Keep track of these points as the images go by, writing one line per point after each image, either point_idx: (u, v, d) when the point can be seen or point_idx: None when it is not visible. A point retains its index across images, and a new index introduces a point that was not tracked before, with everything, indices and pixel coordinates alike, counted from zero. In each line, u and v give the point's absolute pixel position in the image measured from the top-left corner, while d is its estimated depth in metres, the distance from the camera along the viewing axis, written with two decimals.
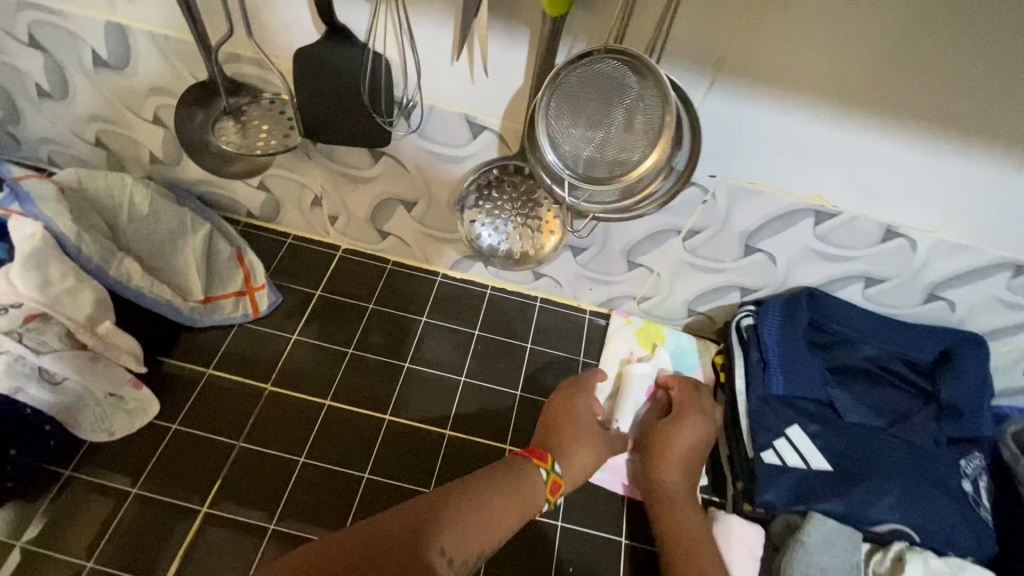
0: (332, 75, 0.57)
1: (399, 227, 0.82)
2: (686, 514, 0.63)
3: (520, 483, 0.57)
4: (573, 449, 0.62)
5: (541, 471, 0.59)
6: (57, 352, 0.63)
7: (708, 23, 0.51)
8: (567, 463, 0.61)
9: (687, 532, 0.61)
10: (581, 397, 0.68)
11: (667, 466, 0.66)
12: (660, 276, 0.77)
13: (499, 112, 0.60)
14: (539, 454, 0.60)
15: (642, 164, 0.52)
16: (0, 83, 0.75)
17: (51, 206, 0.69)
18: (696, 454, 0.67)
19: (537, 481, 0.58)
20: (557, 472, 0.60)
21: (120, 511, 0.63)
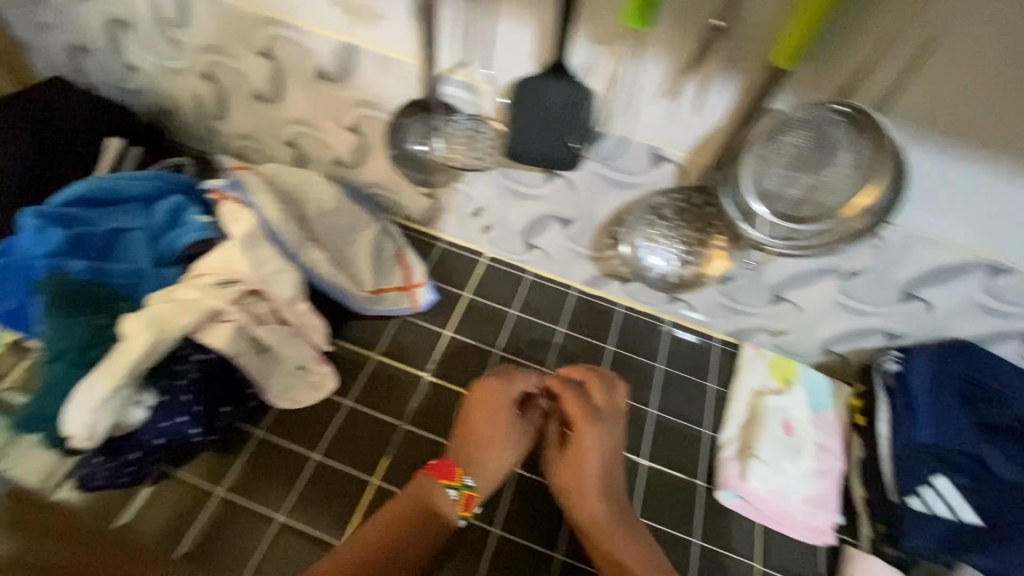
0: (544, 103, 0.62)
1: (548, 241, 0.87)
2: (599, 516, 0.66)
3: (422, 491, 0.63)
4: (483, 452, 0.68)
5: (450, 489, 0.64)
6: (266, 327, 0.71)
7: (938, 82, 0.52)
8: (475, 472, 0.67)
9: (620, 529, 0.65)
10: (501, 390, 0.71)
11: (576, 483, 0.67)
12: (802, 312, 0.79)
13: (684, 145, 0.63)
14: (443, 468, 0.65)
15: (853, 203, 0.55)
16: (219, 84, 0.85)
17: (259, 195, 0.76)
18: (601, 463, 0.67)
19: (448, 497, 0.64)
20: (469, 484, 0.65)
21: (305, 472, 0.71)
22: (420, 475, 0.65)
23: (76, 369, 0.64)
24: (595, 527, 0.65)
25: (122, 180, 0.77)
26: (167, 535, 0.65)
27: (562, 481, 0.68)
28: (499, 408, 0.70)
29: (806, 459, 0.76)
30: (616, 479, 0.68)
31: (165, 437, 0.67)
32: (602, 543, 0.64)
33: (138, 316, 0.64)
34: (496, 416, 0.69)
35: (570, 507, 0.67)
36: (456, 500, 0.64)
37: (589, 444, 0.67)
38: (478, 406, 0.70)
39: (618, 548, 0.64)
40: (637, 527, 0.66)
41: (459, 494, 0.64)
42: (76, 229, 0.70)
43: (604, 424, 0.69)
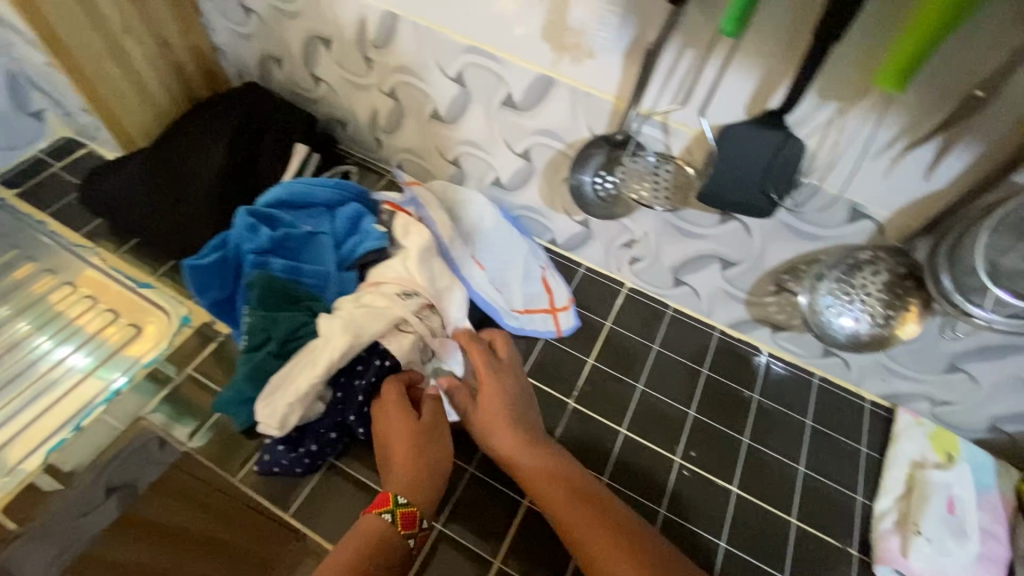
0: (747, 154, 0.62)
1: (700, 280, 0.86)
2: (526, 459, 0.66)
3: (375, 531, 0.59)
4: (417, 462, 0.64)
5: (382, 514, 0.59)
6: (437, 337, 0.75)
7: None
8: (402, 485, 0.62)
9: (547, 472, 0.65)
10: (391, 404, 0.67)
11: (492, 410, 0.68)
12: (981, 387, 0.74)
13: (895, 206, 0.62)
14: (377, 498, 0.60)
15: None
16: (400, 102, 0.90)
17: (435, 211, 0.83)
18: (511, 400, 0.69)
19: (382, 523, 0.59)
20: (402, 500, 0.60)
21: (459, 484, 0.72)
22: (367, 515, 0.59)
23: (273, 358, 0.70)
24: (554, 485, 0.64)
25: (310, 184, 0.82)
26: (335, 524, 0.69)
27: (476, 415, 0.68)
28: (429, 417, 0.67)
29: (972, 543, 0.71)
30: (528, 411, 0.70)
31: (339, 432, 0.70)
32: (549, 492, 0.64)
33: (334, 318, 0.69)
34: (421, 430, 0.66)
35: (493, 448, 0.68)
36: (393, 523, 0.59)
37: (504, 383, 0.70)
38: (384, 414, 0.67)
39: (557, 499, 0.63)
40: (573, 483, 0.65)
41: (394, 516, 0.59)
42: (280, 230, 0.76)
43: (509, 371, 0.71)
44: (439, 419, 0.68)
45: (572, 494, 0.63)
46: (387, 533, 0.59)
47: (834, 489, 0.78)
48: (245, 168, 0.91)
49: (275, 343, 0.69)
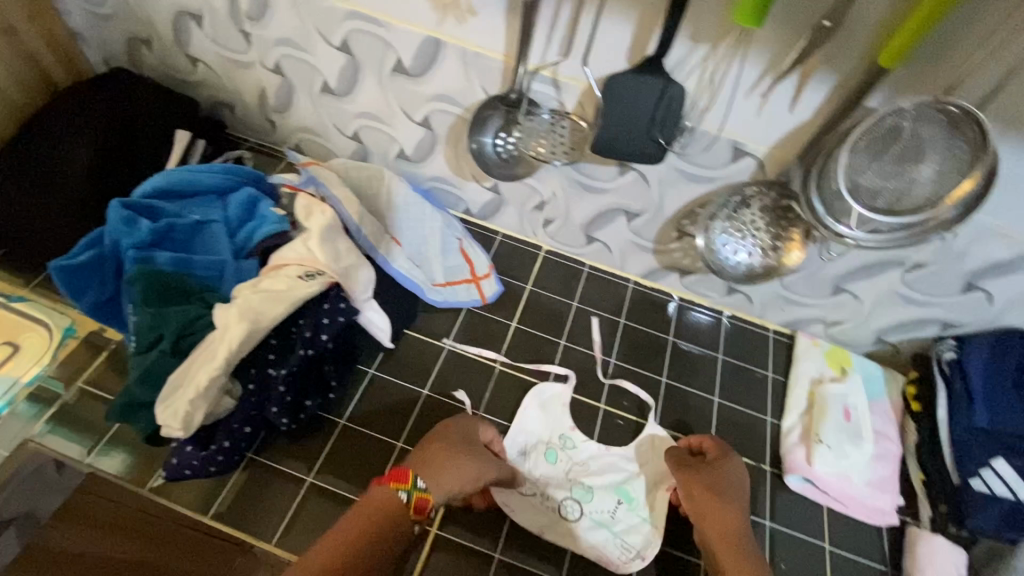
0: (632, 101, 0.64)
1: (610, 235, 0.88)
2: (709, 520, 0.67)
3: (380, 503, 0.58)
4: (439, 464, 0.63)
5: (399, 492, 0.59)
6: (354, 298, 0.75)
7: None
8: (433, 478, 0.62)
9: (729, 539, 0.65)
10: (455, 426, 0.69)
11: (707, 482, 0.69)
12: (863, 304, 0.82)
13: (771, 141, 0.66)
14: (398, 473, 0.61)
15: (953, 193, 0.57)
16: (287, 77, 0.85)
17: (339, 189, 0.80)
18: (735, 484, 0.70)
19: (397, 501, 0.59)
20: (421, 485, 0.61)
21: (390, 460, 0.72)
22: (377, 486, 0.59)
23: (169, 357, 0.65)
24: (730, 547, 0.65)
25: (195, 171, 0.77)
26: (262, 521, 0.67)
27: (686, 477, 0.70)
28: (466, 435, 0.68)
29: (868, 444, 0.79)
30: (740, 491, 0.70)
31: (253, 426, 0.67)
32: (718, 541, 0.66)
33: (231, 307, 0.65)
34: (461, 437, 0.67)
35: (688, 499, 0.69)
36: (409, 503, 0.59)
37: (733, 472, 0.70)
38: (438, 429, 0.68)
39: (726, 554, 0.64)
40: (744, 544, 0.65)
41: (411, 496, 0.59)
42: (162, 222, 0.71)
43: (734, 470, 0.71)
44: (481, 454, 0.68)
45: (733, 549, 0.65)
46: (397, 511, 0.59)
47: (747, 416, 0.84)
48: (120, 163, 0.84)
49: (167, 341, 0.65)
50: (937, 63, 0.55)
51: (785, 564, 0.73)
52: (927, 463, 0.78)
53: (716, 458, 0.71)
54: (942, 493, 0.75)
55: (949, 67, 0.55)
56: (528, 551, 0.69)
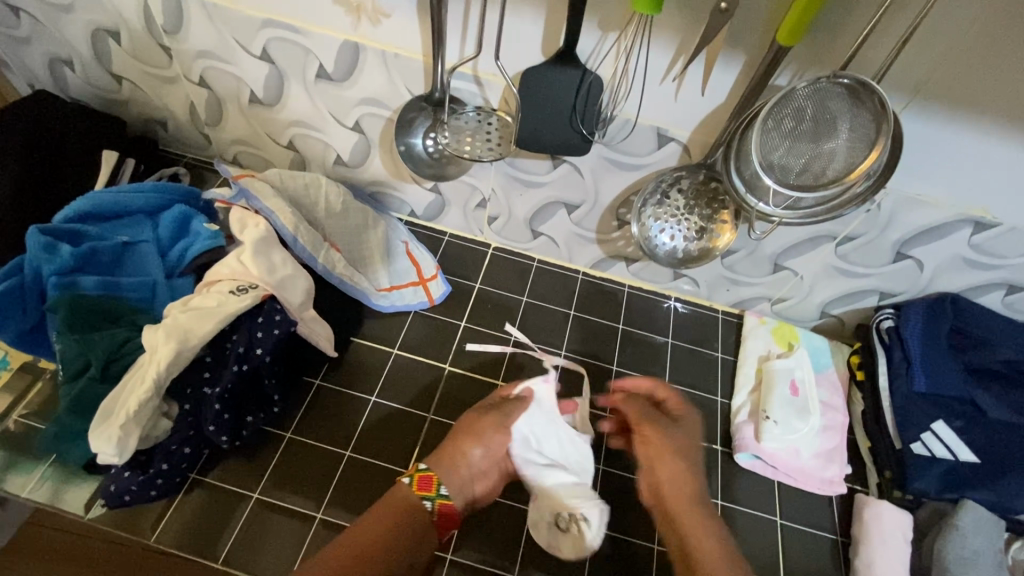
0: (549, 94, 0.65)
1: (554, 228, 0.88)
2: (672, 483, 0.66)
3: (404, 503, 0.59)
4: (468, 450, 0.65)
5: (423, 500, 0.59)
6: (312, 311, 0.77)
7: (927, 60, 0.57)
8: (453, 487, 0.62)
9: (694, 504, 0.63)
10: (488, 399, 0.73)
11: (669, 439, 0.68)
12: (802, 279, 0.83)
13: (691, 125, 0.67)
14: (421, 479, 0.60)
15: (860, 165, 0.58)
16: (214, 90, 0.84)
17: (273, 201, 0.77)
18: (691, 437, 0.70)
19: (420, 509, 0.59)
20: (444, 492, 0.60)
21: (340, 469, 0.72)
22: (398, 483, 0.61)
23: (98, 384, 0.65)
24: (692, 508, 0.63)
25: (123, 193, 0.77)
26: (209, 542, 0.66)
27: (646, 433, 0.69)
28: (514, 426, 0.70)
29: (814, 416, 0.80)
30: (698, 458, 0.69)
31: (194, 446, 0.67)
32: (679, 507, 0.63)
33: (159, 328, 0.64)
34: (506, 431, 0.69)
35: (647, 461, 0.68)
36: (432, 511, 0.60)
37: (690, 425, 0.71)
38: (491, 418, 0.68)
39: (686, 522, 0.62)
40: (705, 512, 0.63)
41: (435, 505, 0.60)
42: (84, 245, 0.71)
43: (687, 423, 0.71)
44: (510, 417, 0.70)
45: (694, 517, 0.62)
46: (418, 514, 0.59)
47: (698, 397, 0.85)
48: (45, 190, 0.82)
49: (95, 368, 0.65)
50: (835, 39, 0.56)
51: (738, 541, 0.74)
52: (872, 430, 0.80)
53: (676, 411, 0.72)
54: (886, 459, 0.77)
55: (844, 44, 0.56)
56: (483, 551, 0.69)
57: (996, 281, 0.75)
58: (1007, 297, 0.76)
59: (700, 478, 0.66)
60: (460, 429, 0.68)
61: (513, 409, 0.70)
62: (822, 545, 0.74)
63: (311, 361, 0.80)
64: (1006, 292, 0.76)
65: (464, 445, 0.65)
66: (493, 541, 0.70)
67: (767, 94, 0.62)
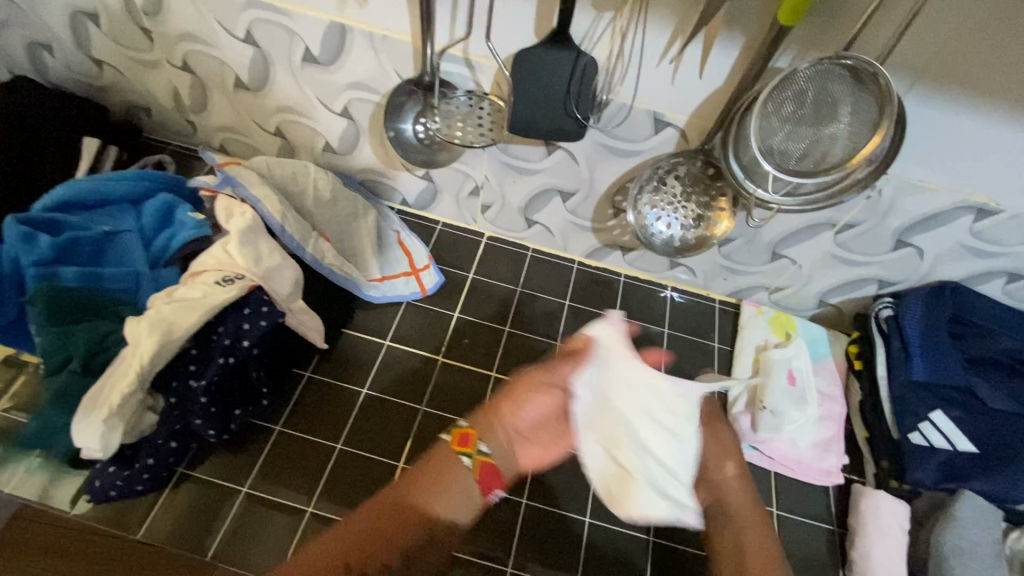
0: (542, 76, 0.63)
1: (548, 216, 0.86)
2: (732, 492, 0.59)
3: (445, 466, 0.52)
4: (520, 410, 0.56)
5: (463, 459, 0.52)
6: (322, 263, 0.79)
7: (932, 40, 0.55)
8: (498, 444, 0.54)
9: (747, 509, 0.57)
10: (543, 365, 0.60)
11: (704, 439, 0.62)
12: (801, 268, 0.82)
13: (688, 109, 0.65)
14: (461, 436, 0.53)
15: (864, 149, 0.56)
16: (198, 75, 0.81)
17: (259, 189, 0.75)
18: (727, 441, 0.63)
19: (460, 468, 0.52)
20: (483, 449, 0.53)
21: (330, 462, 0.71)
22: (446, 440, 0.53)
23: (79, 377, 0.64)
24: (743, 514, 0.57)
25: (104, 180, 0.75)
26: (199, 537, 0.65)
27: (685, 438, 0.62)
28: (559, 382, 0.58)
29: (812, 406, 0.80)
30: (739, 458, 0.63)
31: (180, 440, 0.65)
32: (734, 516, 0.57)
33: (142, 320, 0.63)
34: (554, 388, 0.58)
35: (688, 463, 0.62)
36: (471, 469, 0.52)
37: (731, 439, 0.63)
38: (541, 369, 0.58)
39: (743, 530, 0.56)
40: (761, 518, 0.57)
41: (473, 462, 0.52)
42: (64, 235, 0.69)
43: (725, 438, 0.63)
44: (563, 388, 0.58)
45: (751, 529, 0.56)
46: (456, 476, 0.52)
47: None
48: (24, 180, 0.80)
49: (76, 361, 0.63)
50: (838, 19, 0.54)
51: None
52: (870, 420, 0.79)
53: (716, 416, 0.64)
54: (884, 449, 0.76)
55: (845, 25, 0.54)
56: (477, 543, 0.68)
57: (997, 269, 0.74)
58: (1008, 285, 0.75)
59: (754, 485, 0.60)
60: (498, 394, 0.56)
61: (564, 371, 0.59)
62: (819, 536, 0.74)
63: (301, 353, 0.78)
64: (1007, 280, 0.75)
65: (517, 405, 0.55)
66: (487, 534, 0.69)
67: (767, 77, 0.60)
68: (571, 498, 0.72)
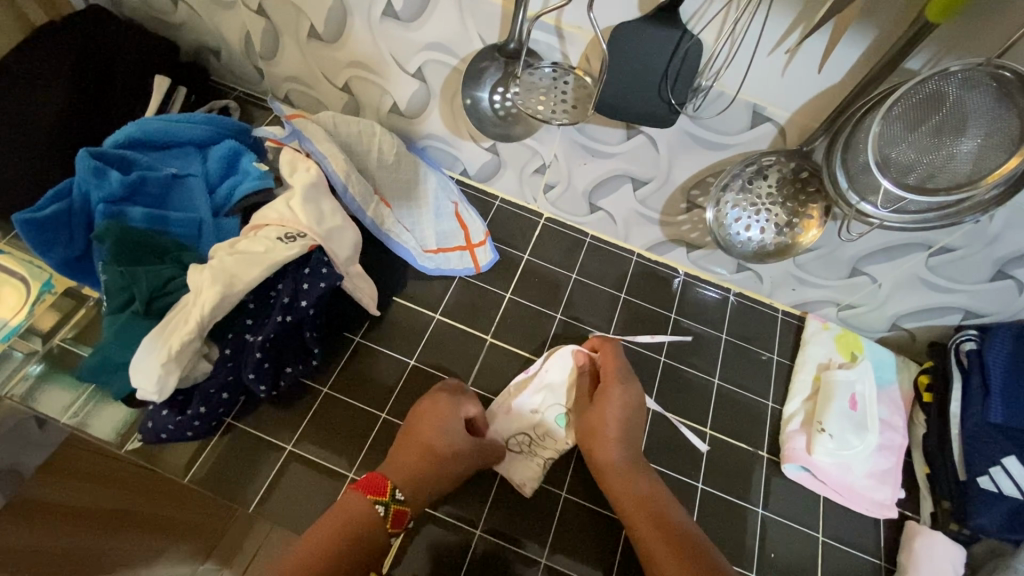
0: (638, 54, 0.59)
1: (614, 203, 0.82)
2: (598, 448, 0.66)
3: (354, 512, 0.56)
4: (422, 468, 0.61)
5: (376, 505, 0.57)
6: (377, 229, 0.77)
7: None
8: (412, 490, 0.60)
9: (636, 481, 0.64)
10: (448, 401, 0.66)
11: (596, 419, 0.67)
12: (880, 287, 0.77)
13: (793, 106, 0.60)
14: (374, 484, 0.58)
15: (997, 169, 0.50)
16: (273, 20, 0.78)
17: (325, 145, 0.73)
18: (626, 416, 0.67)
19: (374, 514, 0.57)
20: (398, 496, 0.58)
21: (374, 430, 0.70)
22: (350, 491, 0.58)
23: (140, 318, 0.64)
24: (634, 489, 0.64)
25: (174, 121, 0.74)
26: (240, 487, 0.65)
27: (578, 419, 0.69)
28: (447, 440, 0.63)
29: (872, 434, 0.75)
30: (638, 432, 0.68)
31: (231, 392, 0.66)
32: (627, 498, 0.63)
33: (205, 269, 0.62)
34: (449, 429, 0.64)
35: (587, 450, 0.67)
36: (385, 517, 0.57)
37: (618, 393, 0.68)
38: (422, 414, 0.65)
39: (627, 495, 0.63)
40: (636, 471, 0.65)
41: (388, 510, 0.57)
42: (133, 174, 0.69)
43: (618, 380, 0.69)
44: (447, 414, 0.65)
45: (653, 518, 0.61)
46: (372, 522, 0.57)
47: (746, 398, 0.81)
48: (95, 114, 0.80)
49: (139, 302, 0.64)
50: (989, 19, 0.49)
51: (775, 554, 0.70)
52: (934, 457, 0.75)
53: (600, 396, 0.68)
54: (948, 489, 0.71)
55: (1001, 26, 0.49)
56: (515, 530, 0.67)
57: None
58: None
59: (633, 445, 0.67)
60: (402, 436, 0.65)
61: (444, 402, 0.66)
62: (865, 568, 0.71)
63: (351, 318, 0.77)
64: None
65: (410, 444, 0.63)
66: (523, 520, 0.68)
67: (895, 78, 0.54)
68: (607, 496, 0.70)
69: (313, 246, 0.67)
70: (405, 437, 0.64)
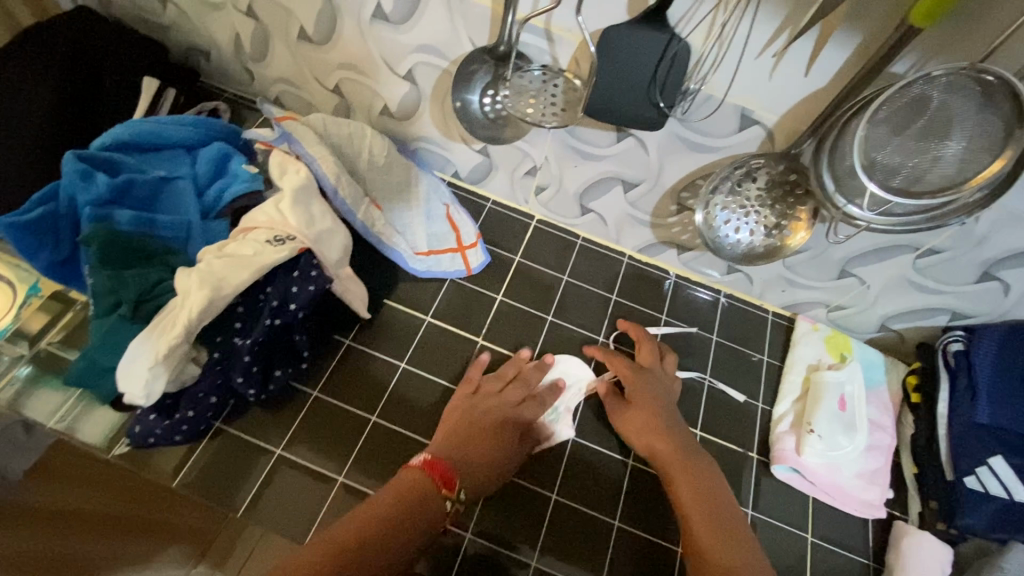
0: (627, 58, 0.59)
1: (605, 205, 0.82)
2: (647, 432, 0.68)
3: (416, 490, 0.57)
4: (478, 458, 0.63)
5: (444, 498, 0.58)
6: (366, 232, 0.77)
7: None
8: (471, 483, 0.61)
9: (687, 466, 0.65)
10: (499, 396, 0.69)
11: (644, 407, 0.70)
12: (868, 289, 0.77)
13: (780, 109, 0.61)
14: (440, 470, 0.59)
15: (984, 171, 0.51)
16: (263, 23, 0.78)
17: (315, 147, 0.73)
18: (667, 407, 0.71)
19: (440, 505, 0.58)
20: (462, 492, 0.60)
21: (364, 433, 0.70)
22: (410, 467, 0.59)
23: (128, 322, 0.64)
24: (688, 476, 0.64)
25: (163, 123, 0.74)
26: (230, 492, 0.65)
27: (619, 406, 0.71)
28: (502, 436, 0.66)
29: (861, 435, 0.76)
30: (681, 424, 0.70)
31: (220, 396, 0.65)
32: (677, 479, 0.64)
33: (192, 272, 0.62)
34: (503, 428, 0.67)
35: (634, 434, 0.69)
36: (449, 511, 0.58)
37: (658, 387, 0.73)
38: (479, 404, 0.68)
39: (680, 479, 0.64)
40: (691, 461, 0.65)
41: (453, 507, 0.59)
42: (120, 177, 0.68)
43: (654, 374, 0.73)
44: (505, 413, 0.68)
45: (705, 506, 0.61)
46: (433, 508, 0.57)
47: (738, 399, 0.81)
48: (82, 116, 0.79)
49: (125, 306, 0.63)
50: (971, 25, 0.49)
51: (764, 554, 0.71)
52: (921, 456, 0.75)
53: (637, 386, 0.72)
54: (936, 490, 0.72)
55: (983, 31, 0.49)
56: (507, 532, 0.67)
57: None
58: None
59: (685, 437, 0.68)
60: (453, 423, 0.66)
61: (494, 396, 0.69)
62: (853, 568, 0.72)
63: (342, 320, 0.77)
64: None
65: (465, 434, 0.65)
66: (514, 524, 0.68)
67: (881, 82, 0.55)
68: (600, 500, 0.70)
69: (303, 248, 0.67)
70: (459, 425, 0.66)
